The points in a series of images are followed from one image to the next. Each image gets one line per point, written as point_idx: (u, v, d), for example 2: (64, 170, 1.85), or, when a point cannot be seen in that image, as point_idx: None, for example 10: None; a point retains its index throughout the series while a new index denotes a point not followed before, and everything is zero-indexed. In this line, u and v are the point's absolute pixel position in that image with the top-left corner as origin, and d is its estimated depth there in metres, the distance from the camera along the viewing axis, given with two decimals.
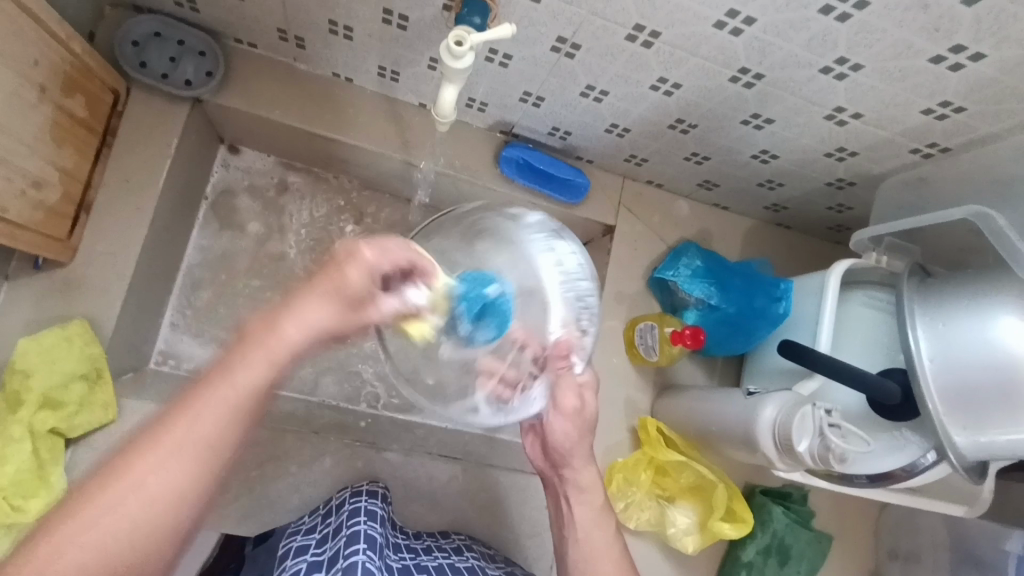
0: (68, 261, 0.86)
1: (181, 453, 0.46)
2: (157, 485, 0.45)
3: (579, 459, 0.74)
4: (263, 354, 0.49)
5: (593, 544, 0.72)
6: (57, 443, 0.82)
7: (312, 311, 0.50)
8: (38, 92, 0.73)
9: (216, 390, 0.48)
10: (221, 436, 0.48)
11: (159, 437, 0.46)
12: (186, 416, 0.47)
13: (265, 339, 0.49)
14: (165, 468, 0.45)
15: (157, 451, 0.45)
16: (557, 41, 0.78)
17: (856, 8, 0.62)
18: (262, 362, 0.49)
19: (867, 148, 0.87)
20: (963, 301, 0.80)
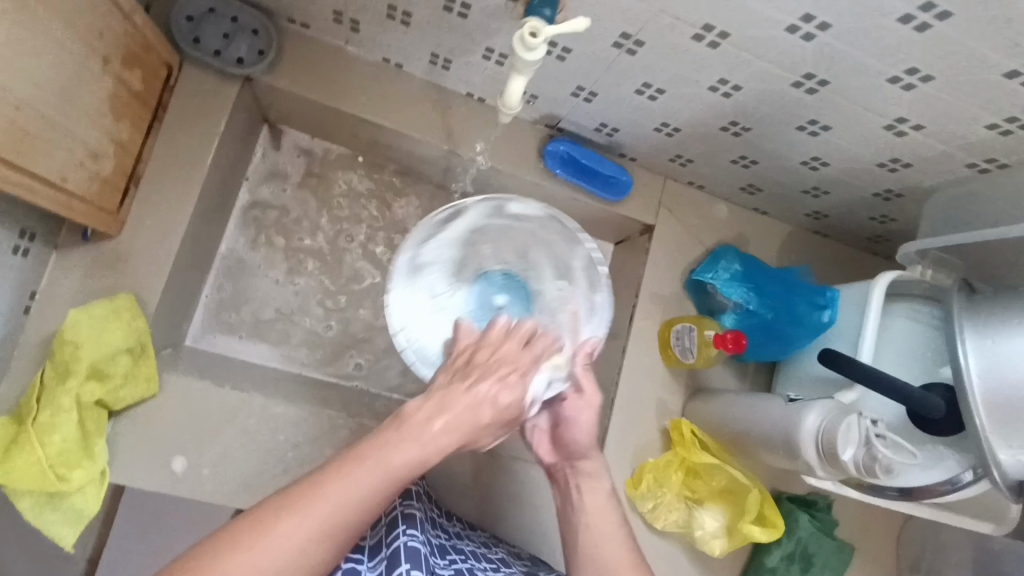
0: (116, 234, 0.86)
1: (306, 534, 0.55)
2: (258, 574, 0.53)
3: (587, 456, 0.80)
4: (407, 441, 0.60)
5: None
6: (103, 415, 0.81)
7: (410, 450, 0.59)
8: (100, 64, 0.73)
9: (356, 476, 0.57)
10: (358, 508, 0.57)
11: (307, 504, 0.55)
12: (323, 481, 0.57)
13: (413, 428, 0.61)
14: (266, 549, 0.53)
15: (292, 518, 0.55)
16: (621, 37, 0.77)
17: (937, 19, 0.61)
18: (379, 475, 0.58)
19: (921, 161, 0.86)
20: (1016, 319, 0.80)
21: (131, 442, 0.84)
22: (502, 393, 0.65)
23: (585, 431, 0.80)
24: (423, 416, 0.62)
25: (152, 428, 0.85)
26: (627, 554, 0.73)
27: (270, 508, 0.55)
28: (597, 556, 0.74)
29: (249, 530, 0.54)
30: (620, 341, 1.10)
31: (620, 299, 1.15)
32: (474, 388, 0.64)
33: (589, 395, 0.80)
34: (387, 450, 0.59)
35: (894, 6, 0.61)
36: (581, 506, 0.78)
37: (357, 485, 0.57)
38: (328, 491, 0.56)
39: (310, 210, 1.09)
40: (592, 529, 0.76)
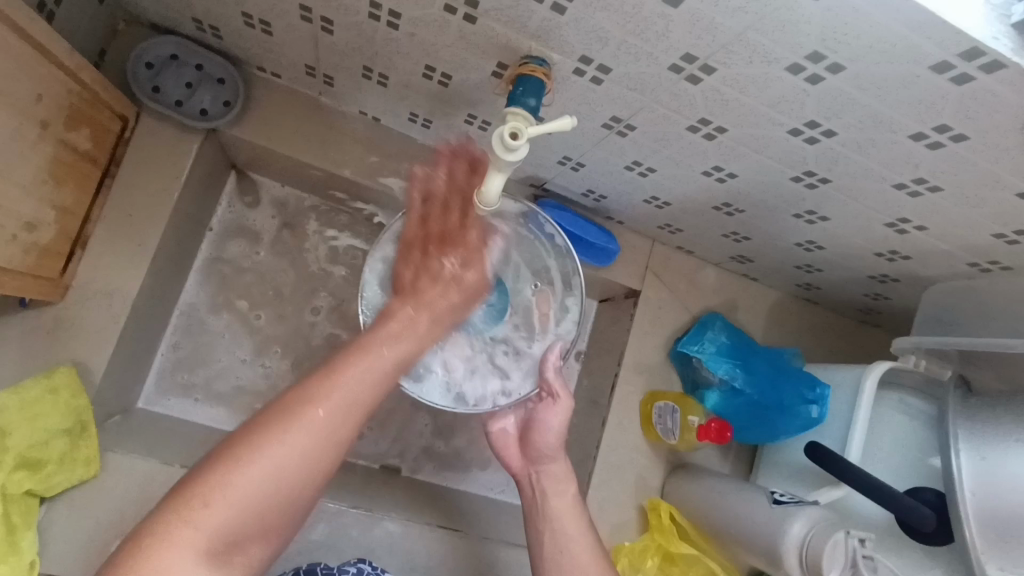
0: (58, 301, 0.79)
1: (321, 431, 0.55)
2: (272, 477, 0.53)
3: (549, 459, 0.83)
4: (360, 370, 0.59)
5: (572, 554, 0.76)
6: (32, 504, 0.75)
7: (347, 378, 0.58)
8: (39, 130, 0.66)
9: (342, 396, 0.57)
10: (327, 436, 0.56)
11: (303, 414, 0.55)
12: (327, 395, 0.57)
13: (363, 349, 0.61)
14: (304, 426, 0.55)
15: (307, 415, 0.55)
16: (611, 120, 0.72)
17: (951, 140, 0.57)
18: (319, 409, 0.56)
19: (921, 255, 0.82)
20: (1013, 434, 0.74)
21: (66, 528, 0.77)
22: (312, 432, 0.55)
23: (555, 440, 0.82)
24: (318, 386, 0.57)
25: (92, 512, 0.79)
26: (591, 550, 0.77)
27: (257, 420, 0.55)
28: (566, 552, 0.76)
29: (261, 432, 0.54)
30: (600, 411, 1.05)
31: (602, 366, 1.09)
32: (270, 425, 0.54)
33: (563, 399, 0.82)
34: (325, 368, 0.59)
35: (906, 124, 0.56)
36: (548, 506, 0.80)
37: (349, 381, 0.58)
38: (317, 400, 0.56)
39: (277, 265, 1.02)
40: (559, 526, 0.78)
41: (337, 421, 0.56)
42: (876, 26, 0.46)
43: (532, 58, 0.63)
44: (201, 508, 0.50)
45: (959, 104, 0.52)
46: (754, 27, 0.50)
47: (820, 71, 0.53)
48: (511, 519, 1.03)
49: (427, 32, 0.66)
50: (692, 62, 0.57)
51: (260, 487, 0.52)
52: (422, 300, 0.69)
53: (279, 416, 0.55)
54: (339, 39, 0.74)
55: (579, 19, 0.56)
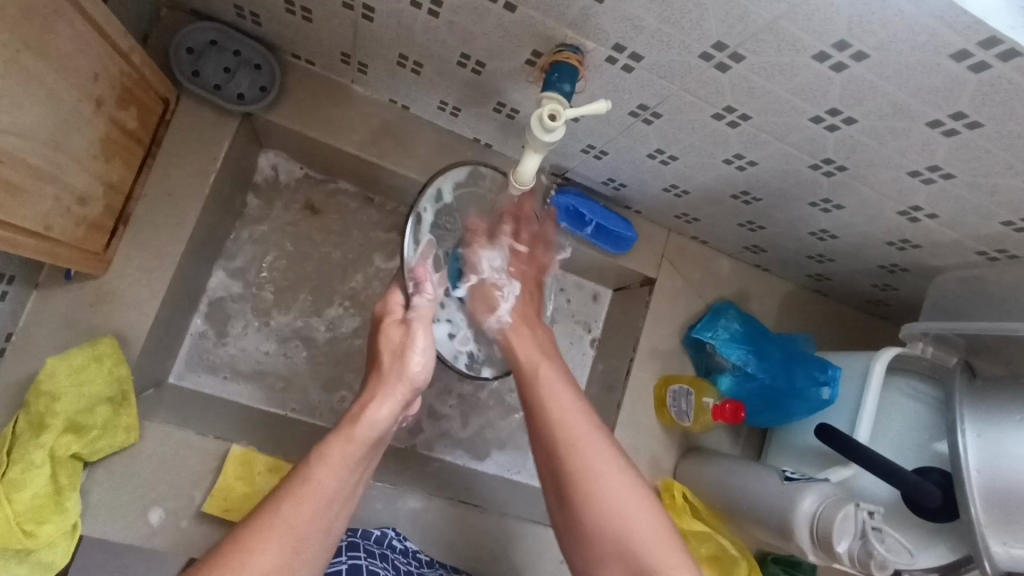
0: (101, 274, 0.83)
1: (293, 535, 0.58)
2: (311, 521, 0.60)
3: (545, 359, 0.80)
4: (338, 457, 0.64)
5: (591, 446, 0.69)
6: (77, 467, 0.78)
7: (325, 475, 0.62)
8: (94, 107, 0.69)
9: (313, 487, 0.61)
10: (334, 498, 0.62)
11: (293, 509, 0.59)
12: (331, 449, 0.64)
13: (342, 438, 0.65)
14: (285, 538, 0.58)
15: (320, 472, 0.62)
16: (638, 107, 0.75)
17: (966, 128, 0.60)
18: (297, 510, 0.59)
19: (931, 244, 0.85)
20: (1016, 415, 0.78)
21: (106, 493, 0.80)
22: (301, 520, 0.59)
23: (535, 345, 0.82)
24: (306, 482, 0.61)
25: (130, 478, 0.82)
26: (604, 440, 0.71)
27: (277, 503, 0.60)
28: (584, 448, 0.69)
29: (294, 487, 0.61)
30: (615, 395, 1.09)
31: (617, 351, 1.13)
32: (262, 528, 0.57)
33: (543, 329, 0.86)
34: (316, 465, 0.63)
35: (924, 112, 0.59)
36: (556, 406, 0.74)
37: (358, 441, 0.65)
38: (331, 465, 0.63)
39: (305, 247, 1.05)
40: (568, 424, 0.72)
41: (303, 515, 0.59)
42: (901, 15, 0.49)
43: (567, 46, 0.67)
44: (265, 547, 0.56)
45: (976, 93, 0.55)
46: (784, 16, 0.53)
47: (845, 59, 0.56)
48: (527, 497, 1.06)
49: (467, 20, 0.69)
50: (722, 51, 0.60)
51: (302, 525, 0.59)
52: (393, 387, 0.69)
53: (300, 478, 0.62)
54: (378, 26, 0.77)
55: (617, 8, 0.59)
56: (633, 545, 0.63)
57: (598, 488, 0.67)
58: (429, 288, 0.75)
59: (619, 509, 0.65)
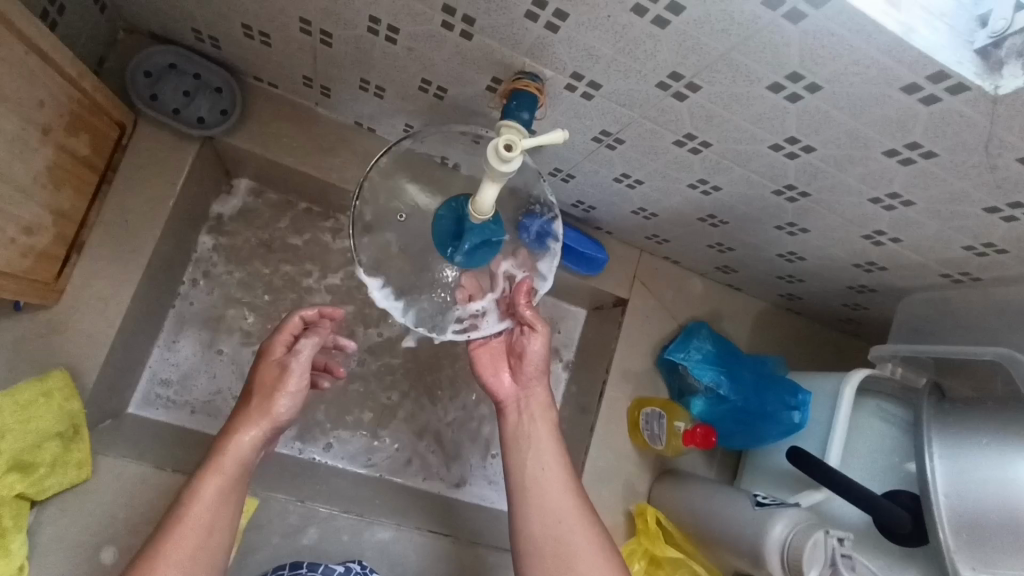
0: (53, 304, 0.80)
1: (178, 564, 0.64)
2: (195, 552, 0.65)
3: (533, 382, 0.82)
4: (211, 482, 0.68)
5: (550, 477, 0.77)
6: (24, 506, 0.75)
7: (201, 500, 0.67)
8: (40, 134, 0.67)
9: (185, 521, 0.66)
10: (215, 513, 0.67)
11: (172, 544, 0.64)
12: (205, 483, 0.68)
13: (214, 460, 0.69)
14: (170, 573, 0.63)
15: (196, 508, 0.66)
16: (601, 133, 0.74)
17: (922, 157, 0.60)
18: (179, 541, 0.65)
19: (897, 266, 0.86)
20: (982, 439, 0.78)
21: (56, 532, 0.77)
22: (185, 551, 0.65)
23: (540, 360, 0.81)
24: (181, 511, 0.66)
25: (82, 516, 0.79)
26: (562, 474, 0.78)
27: (157, 540, 0.65)
28: (542, 477, 0.77)
29: (174, 517, 0.66)
30: (589, 417, 1.07)
31: (590, 372, 1.12)
32: (146, 566, 0.63)
33: (540, 328, 0.80)
34: (186, 492, 0.67)
35: (880, 141, 0.59)
36: (529, 428, 0.80)
37: (229, 472, 0.69)
38: (202, 488, 0.67)
39: (271, 271, 1.03)
40: (536, 450, 0.79)
41: (183, 544, 0.65)
42: (850, 49, 0.49)
43: (525, 74, 0.66)
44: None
45: (929, 124, 0.55)
46: (736, 48, 0.53)
47: (798, 90, 0.56)
48: (500, 524, 1.04)
49: (425, 47, 0.68)
50: (677, 81, 0.60)
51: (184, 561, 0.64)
52: (267, 410, 0.71)
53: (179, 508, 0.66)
54: (337, 51, 0.76)
55: (571, 38, 0.58)
56: (559, 546, 0.74)
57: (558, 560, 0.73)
58: (321, 333, 0.75)
59: (556, 525, 0.75)
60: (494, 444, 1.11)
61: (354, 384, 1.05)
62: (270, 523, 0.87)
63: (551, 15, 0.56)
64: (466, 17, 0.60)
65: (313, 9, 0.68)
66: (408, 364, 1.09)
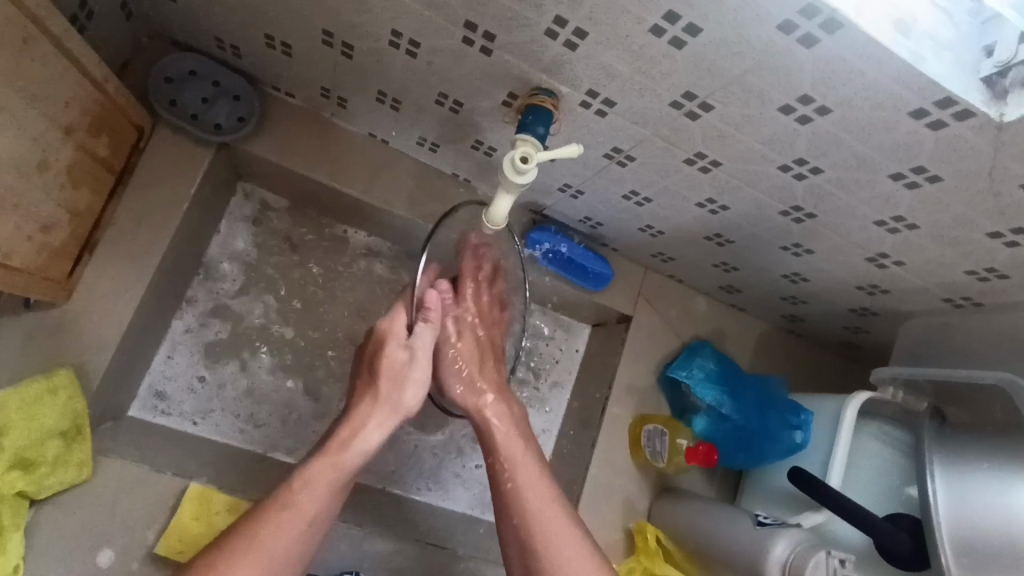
0: (63, 302, 0.80)
1: (304, 527, 0.69)
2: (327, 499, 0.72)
3: (482, 384, 0.87)
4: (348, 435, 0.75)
5: (523, 477, 0.78)
6: (22, 505, 0.74)
7: (367, 441, 0.75)
8: (63, 134, 0.68)
9: (331, 469, 0.73)
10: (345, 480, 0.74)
11: (304, 501, 0.70)
12: (360, 439, 0.75)
13: (352, 432, 0.76)
14: (284, 539, 0.68)
15: (338, 463, 0.73)
16: (612, 150, 0.76)
17: (927, 181, 0.61)
18: (320, 487, 0.71)
19: (899, 290, 0.87)
20: (984, 462, 0.78)
21: (53, 534, 0.76)
22: (326, 497, 0.72)
23: (475, 358, 0.88)
24: (310, 474, 0.72)
25: (79, 517, 0.78)
26: (541, 478, 0.79)
27: (282, 500, 0.70)
28: (520, 470, 0.79)
29: (322, 463, 0.73)
30: (590, 433, 1.07)
31: (593, 388, 1.12)
32: (278, 520, 0.68)
33: (485, 331, 0.91)
34: (319, 463, 0.73)
35: (886, 165, 0.61)
36: (495, 438, 0.82)
37: (344, 468, 0.73)
38: (339, 451, 0.74)
39: (279, 278, 1.04)
40: (513, 456, 0.80)
41: (336, 481, 0.72)
42: (861, 75, 0.51)
43: (542, 90, 0.68)
44: (267, 542, 0.67)
45: (936, 150, 0.57)
46: (751, 71, 0.55)
47: (809, 112, 0.57)
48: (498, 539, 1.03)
49: (445, 61, 0.70)
50: (691, 100, 0.61)
51: (319, 507, 0.71)
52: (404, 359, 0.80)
53: (316, 468, 0.72)
54: (357, 63, 0.77)
55: (590, 55, 0.60)
56: (537, 513, 0.76)
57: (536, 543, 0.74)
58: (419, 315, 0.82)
59: (537, 510, 0.76)
60: None
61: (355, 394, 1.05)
62: None
63: (571, 34, 0.58)
64: (487, 33, 0.62)
65: (336, 21, 0.70)
66: None
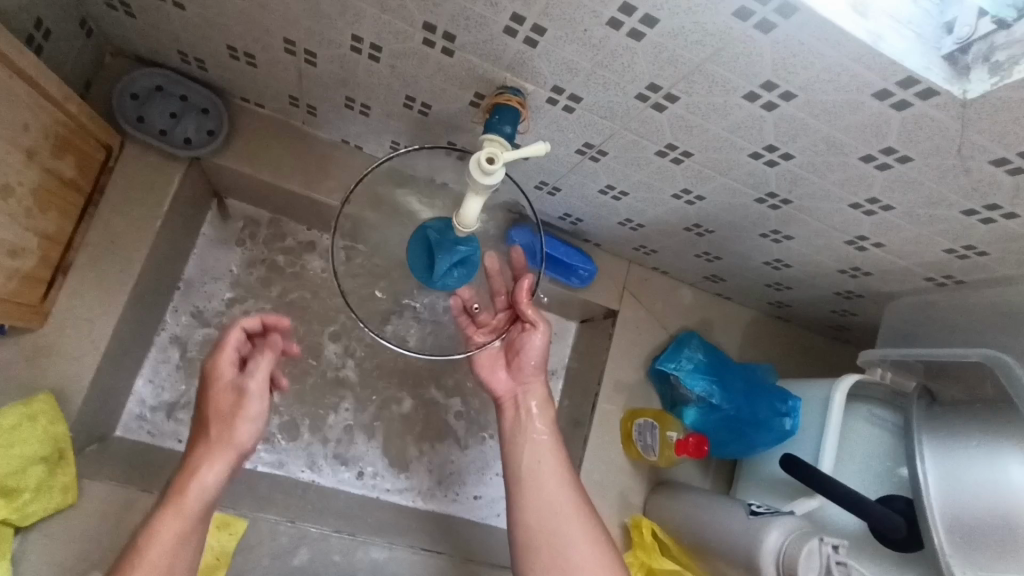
0: (38, 327, 0.79)
1: None
2: (171, 554, 0.66)
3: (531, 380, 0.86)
4: (174, 500, 0.68)
5: (544, 469, 0.82)
6: (7, 533, 0.73)
7: (203, 481, 0.69)
8: (24, 157, 0.67)
9: (168, 523, 0.67)
10: (185, 539, 0.68)
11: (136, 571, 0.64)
12: (185, 488, 0.69)
13: (176, 497, 0.69)
14: None
15: (173, 517, 0.67)
16: (584, 145, 0.75)
17: (897, 162, 0.61)
18: (152, 554, 0.65)
19: (881, 271, 0.86)
20: (972, 441, 0.78)
21: (39, 559, 0.76)
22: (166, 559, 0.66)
23: (535, 359, 0.85)
24: (147, 542, 0.66)
25: (65, 542, 0.77)
26: (555, 466, 0.82)
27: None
28: (540, 468, 0.82)
29: (150, 526, 0.67)
30: (582, 430, 1.07)
31: (583, 385, 1.11)
32: None
33: (542, 325, 0.83)
34: (153, 524, 0.67)
35: (855, 147, 0.60)
36: (530, 427, 0.84)
37: (188, 514, 0.68)
38: (162, 513, 0.68)
39: (261, 291, 1.03)
40: (542, 450, 0.83)
41: (174, 534, 0.67)
42: (821, 58, 0.50)
43: (508, 89, 0.67)
44: None
45: (902, 130, 0.56)
46: (710, 59, 0.54)
47: (773, 98, 0.57)
48: (494, 541, 1.03)
49: (408, 64, 0.69)
50: (656, 92, 0.61)
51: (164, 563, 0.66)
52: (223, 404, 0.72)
53: (146, 534, 0.66)
54: (322, 70, 0.77)
55: (550, 52, 0.59)
56: (555, 511, 0.79)
57: (551, 534, 0.77)
58: (273, 346, 0.75)
59: (553, 506, 0.79)
60: (488, 459, 1.11)
61: (343, 404, 1.05)
62: (259, 545, 0.85)
63: (529, 31, 0.57)
64: (446, 34, 0.62)
65: (296, 29, 0.69)
66: (400, 379, 1.08)
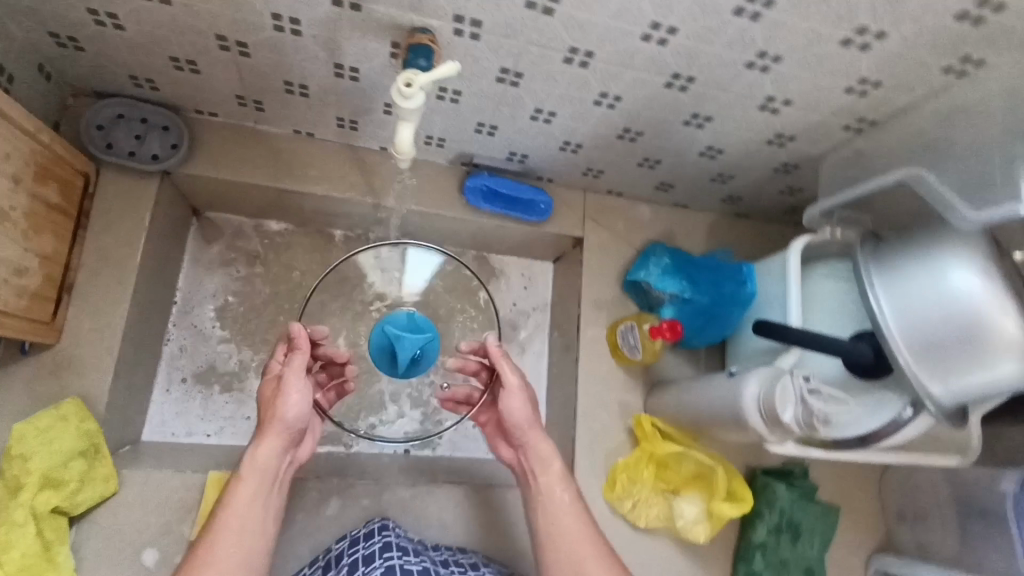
0: (55, 342, 0.88)
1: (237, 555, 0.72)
2: (248, 515, 0.74)
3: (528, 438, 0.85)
4: (244, 470, 0.76)
5: (558, 532, 0.81)
6: (61, 522, 0.81)
7: (263, 452, 0.76)
8: (12, 183, 0.76)
9: (243, 485, 0.75)
10: (258, 503, 0.75)
11: (221, 533, 0.72)
12: (250, 460, 0.76)
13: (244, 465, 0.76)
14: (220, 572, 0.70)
15: (246, 478, 0.75)
16: (501, 71, 0.83)
17: (765, 7, 0.68)
18: (234, 517, 0.74)
19: (803, 132, 0.93)
20: (918, 262, 0.79)
21: (98, 545, 0.84)
22: (249, 517, 0.74)
23: (524, 419, 0.84)
24: (226, 511, 0.74)
25: (118, 527, 0.85)
26: (573, 511, 0.82)
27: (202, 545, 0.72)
28: (555, 518, 0.82)
29: (228, 496, 0.75)
30: (572, 352, 1.14)
31: (567, 314, 1.18)
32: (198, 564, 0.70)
33: (512, 382, 0.83)
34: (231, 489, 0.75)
35: (725, 3, 0.68)
36: (538, 488, 0.85)
37: (260, 476, 0.76)
38: (240, 480, 0.75)
39: (253, 288, 1.12)
40: (547, 513, 0.83)
41: (248, 496, 0.75)
42: None
43: (417, 30, 0.75)
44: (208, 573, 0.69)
45: None
46: None
47: None
48: None
49: (327, 30, 0.77)
50: None
51: (247, 522, 0.74)
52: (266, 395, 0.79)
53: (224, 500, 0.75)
54: (256, 59, 0.85)
55: None
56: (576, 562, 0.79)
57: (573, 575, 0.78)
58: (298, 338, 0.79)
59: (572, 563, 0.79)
60: None
61: None
62: (292, 503, 0.92)
63: None
64: None
65: (223, 22, 0.78)
66: None
